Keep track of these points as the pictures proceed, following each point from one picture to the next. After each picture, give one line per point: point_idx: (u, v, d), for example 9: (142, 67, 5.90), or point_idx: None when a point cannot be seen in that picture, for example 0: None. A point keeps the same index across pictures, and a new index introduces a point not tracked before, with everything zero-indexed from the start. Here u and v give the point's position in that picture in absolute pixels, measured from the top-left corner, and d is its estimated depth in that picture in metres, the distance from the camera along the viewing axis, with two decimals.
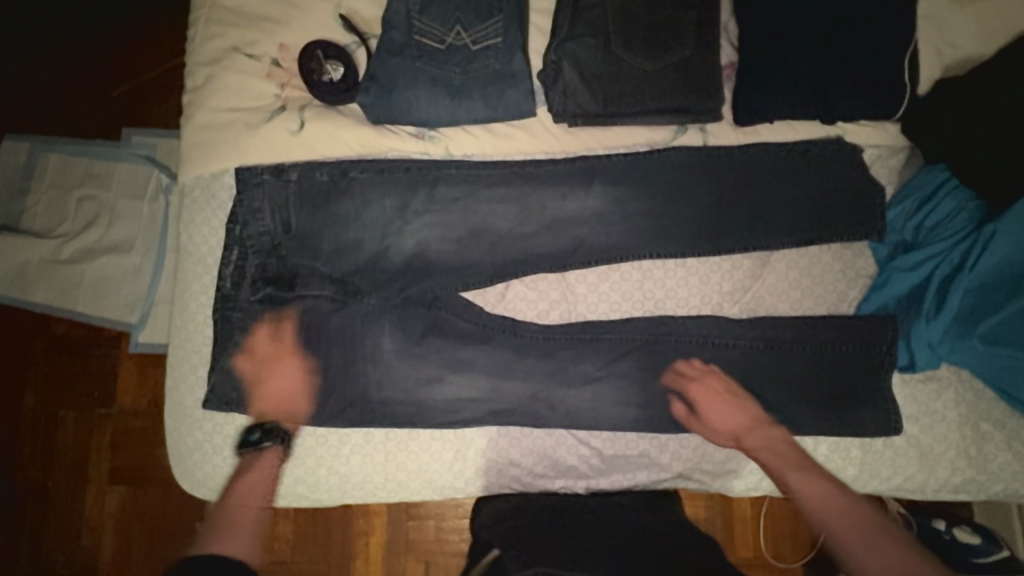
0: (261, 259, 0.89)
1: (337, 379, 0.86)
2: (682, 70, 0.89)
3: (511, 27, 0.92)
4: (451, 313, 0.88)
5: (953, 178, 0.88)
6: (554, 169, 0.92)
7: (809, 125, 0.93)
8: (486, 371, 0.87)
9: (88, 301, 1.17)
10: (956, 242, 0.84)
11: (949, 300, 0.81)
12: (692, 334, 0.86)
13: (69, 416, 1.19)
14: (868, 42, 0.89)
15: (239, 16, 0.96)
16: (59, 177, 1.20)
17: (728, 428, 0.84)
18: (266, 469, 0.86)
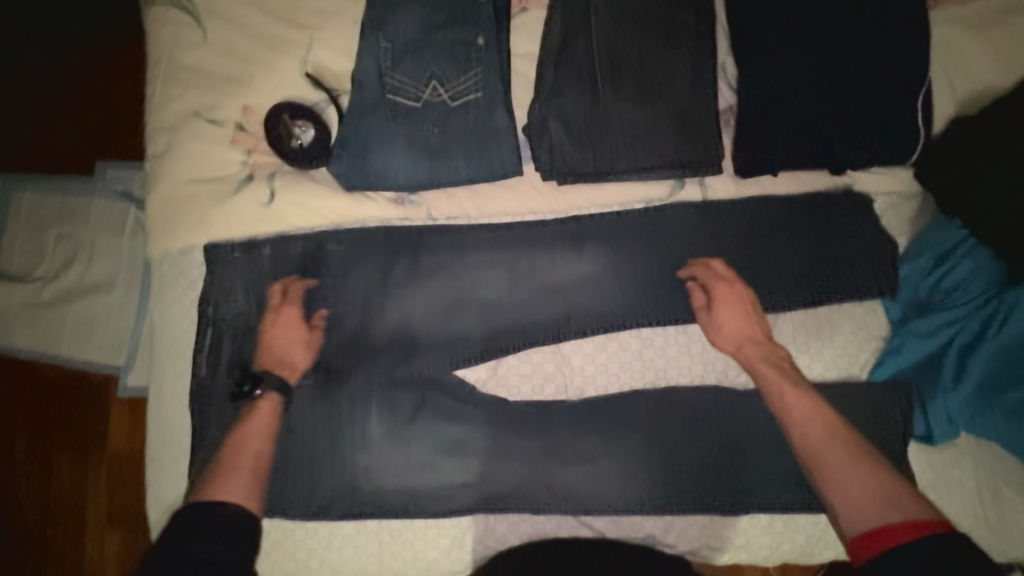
0: (238, 342, 0.85)
1: (325, 467, 0.82)
2: (677, 119, 0.83)
3: (491, 79, 0.84)
4: (441, 391, 0.84)
5: (971, 236, 0.81)
6: (546, 232, 0.87)
7: (816, 175, 0.87)
8: (479, 453, 0.83)
9: (73, 345, 1.13)
10: (975, 307, 0.79)
11: (970, 371, 0.77)
12: (694, 406, 0.83)
13: (62, 457, 1.13)
14: (875, 84, 0.83)
15: (197, 75, 0.88)
16: (35, 216, 1.15)
17: (735, 335, 0.80)
18: (264, 418, 0.76)
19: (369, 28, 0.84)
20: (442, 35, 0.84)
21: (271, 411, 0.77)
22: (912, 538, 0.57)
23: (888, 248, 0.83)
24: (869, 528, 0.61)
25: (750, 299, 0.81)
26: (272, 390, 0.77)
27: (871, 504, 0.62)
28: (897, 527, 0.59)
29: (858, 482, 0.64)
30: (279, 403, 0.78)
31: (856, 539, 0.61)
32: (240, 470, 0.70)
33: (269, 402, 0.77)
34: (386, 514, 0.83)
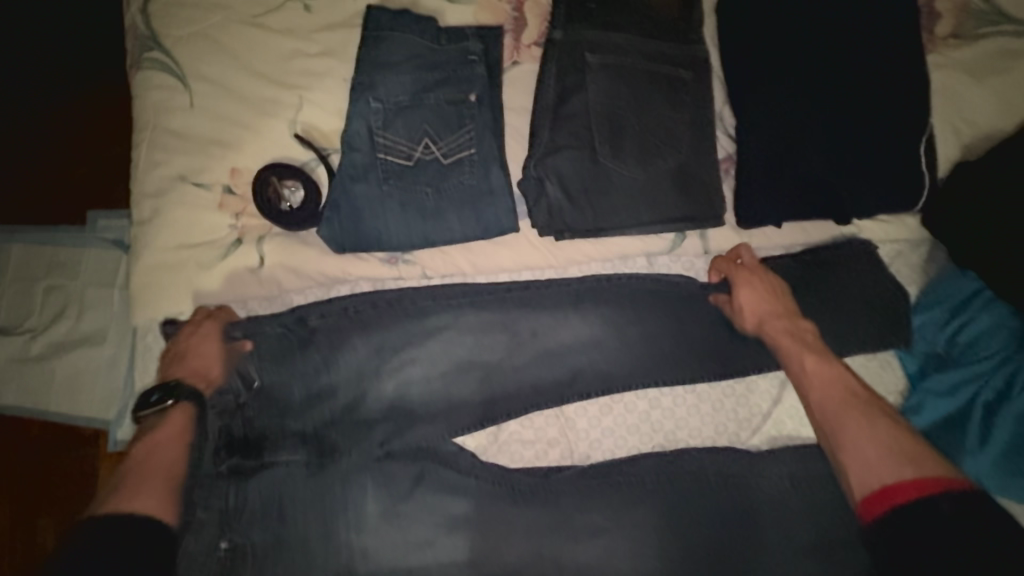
0: (223, 421, 0.78)
1: (319, 552, 0.77)
2: (677, 175, 0.80)
3: (485, 137, 0.83)
4: (441, 462, 0.79)
5: (986, 288, 0.79)
6: (542, 304, 0.82)
7: (820, 225, 0.84)
8: (480, 530, 0.78)
9: (62, 400, 1.08)
10: (997, 362, 0.76)
11: (995, 431, 0.73)
12: (708, 471, 0.78)
13: (49, 524, 1.08)
14: (874, 135, 0.82)
15: (184, 139, 0.86)
16: (23, 269, 1.13)
17: (755, 305, 0.78)
18: (179, 425, 0.74)
19: (358, 89, 0.82)
20: (434, 93, 0.82)
21: (185, 419, 0.75)
22: (924, 494, 0.59)
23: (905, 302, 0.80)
24: (881, 486, 0.62)
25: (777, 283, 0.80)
26: (185, 402, 0.75)
27: (886, 460, 0.63)
28: (910, 483, 0.60)
29: (875, 443, 0.65)
30: (194, 411, 0.76)
31: (868, 498, 0.62)
32: (155, 471, 0.70)
33: (184, 411, 0.75)
34: None
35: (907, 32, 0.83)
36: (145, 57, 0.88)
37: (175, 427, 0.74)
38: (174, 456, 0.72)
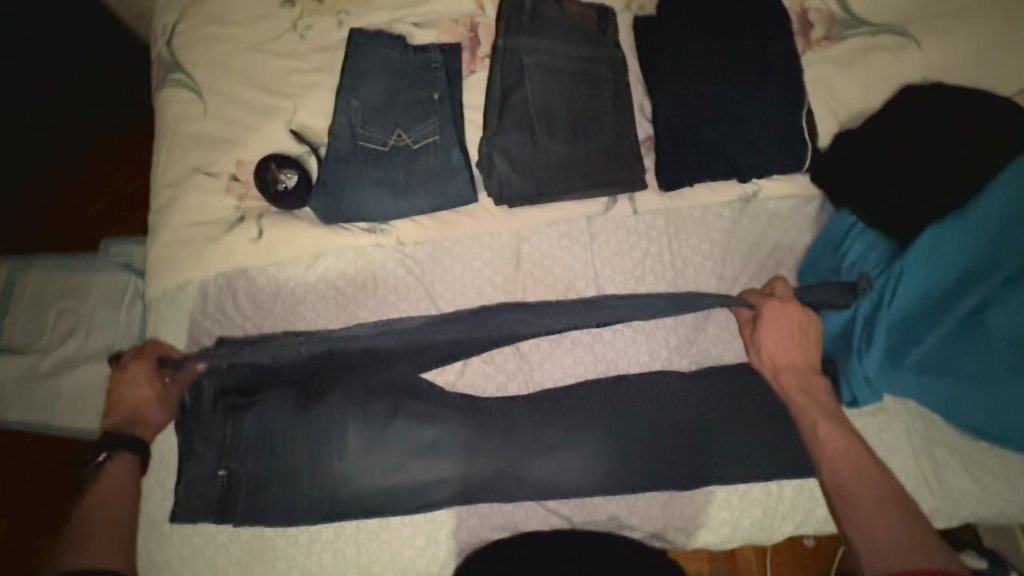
0: (218, 375, 0.88)
1: (306, 479, 0.87)
2: (603, 149, 0.98)
3: (447, 127, 1.00)
4: (408, 396, 0.89)
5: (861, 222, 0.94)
6: (467, 313, 0.89)
7: (728, 185, 1.01)
8: (448, 457, 0.87)
9: (63, 415, 1.21)
10: (871, 279, 0.88)
11: (874, 335, 0.84)
12: (645, 391, 0.89)
13: (46, 543, 1.22)
14: (771, 110, 0.98)
15: (198, 140, 1.04)
16: (36, 297, 1.30)
17: (774, 359, 0.86)
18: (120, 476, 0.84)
19: (342, 92, 1.00)
20: (404, 94, 1.01)
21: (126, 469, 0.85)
22: None
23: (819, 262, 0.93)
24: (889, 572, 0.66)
25: (809, 318, 0.85)
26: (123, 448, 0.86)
27: (898, 549, 0.67)
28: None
29: (889, 532, 0.69)
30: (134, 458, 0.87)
31: None
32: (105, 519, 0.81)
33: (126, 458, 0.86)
34: (369, 519, 0.89)
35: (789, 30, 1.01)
36: (168, 77, 1.08)
37: (120, 473, 0.84)
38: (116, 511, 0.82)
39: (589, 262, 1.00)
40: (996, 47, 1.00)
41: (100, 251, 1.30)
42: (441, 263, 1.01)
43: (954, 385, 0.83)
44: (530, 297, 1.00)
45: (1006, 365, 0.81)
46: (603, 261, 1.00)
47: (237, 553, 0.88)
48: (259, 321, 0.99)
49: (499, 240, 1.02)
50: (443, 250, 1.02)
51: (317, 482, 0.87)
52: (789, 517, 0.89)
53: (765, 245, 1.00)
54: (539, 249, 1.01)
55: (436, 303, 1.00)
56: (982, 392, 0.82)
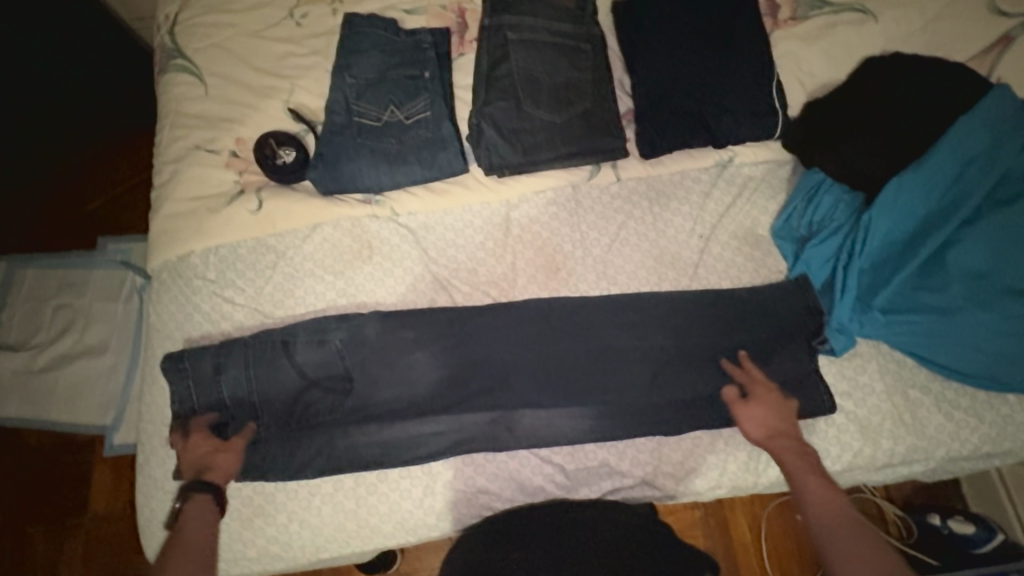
0: (244, 346, 0.91)
1: (312, 436, 0.91)
2: (586, 118, 1.04)
3: (437, 101, 1.04)
4: (402, 354, 0.93)
5: (827, 178, 1.01)
6: (441, 317, 0.96)
7: (704, 151, 1.07)
8: (439, 411, 0.92)
9: (61, 408, 1.28)
10: (841, 231, 0.98)
11: (849, 281, 0.94)
12: (622, 343, 0.95)
13: (38, 531, 1.23)
14: (745, 81, 1.04)
15: (200, 120, 1.09)
16: (35, 291, 1.35)
17: (765, 423, 0.89)
18: (202, 515, 0.82)
19: (338, 70, 1.06)
20: (396, 72, 1.06)
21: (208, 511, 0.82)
22: None
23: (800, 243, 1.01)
24: None
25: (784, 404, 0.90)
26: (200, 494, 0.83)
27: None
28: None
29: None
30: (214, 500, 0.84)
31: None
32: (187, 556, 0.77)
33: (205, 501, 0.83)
34: (369, 473, 0.92)
35: (757, 9, 1.07)
36: (170, 63, 1.12)
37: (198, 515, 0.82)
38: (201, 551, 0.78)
39: (575, 226, 1.04)
40: (947, 18, 1.08)
41: (100, 247, 1.37)
42: (434, 230, 1.05)
43: (920, 322, 0.92)
44: (519, 260, 1.03)
45: (969, 299, 0.91)
46: (589, 226, 1.04)
47: (239, 509, 0.91)
48: (256, 288, 1.02)
49: (488, 209, 1.06)
50: (435, 219, 1.05)
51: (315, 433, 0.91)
52: (771, 462, 0.95)
53: (743, 206, 1.05)
54: (527, 215, 1.05)
55: (431, 266, 1.03)
56: (948, 325, 0.92)
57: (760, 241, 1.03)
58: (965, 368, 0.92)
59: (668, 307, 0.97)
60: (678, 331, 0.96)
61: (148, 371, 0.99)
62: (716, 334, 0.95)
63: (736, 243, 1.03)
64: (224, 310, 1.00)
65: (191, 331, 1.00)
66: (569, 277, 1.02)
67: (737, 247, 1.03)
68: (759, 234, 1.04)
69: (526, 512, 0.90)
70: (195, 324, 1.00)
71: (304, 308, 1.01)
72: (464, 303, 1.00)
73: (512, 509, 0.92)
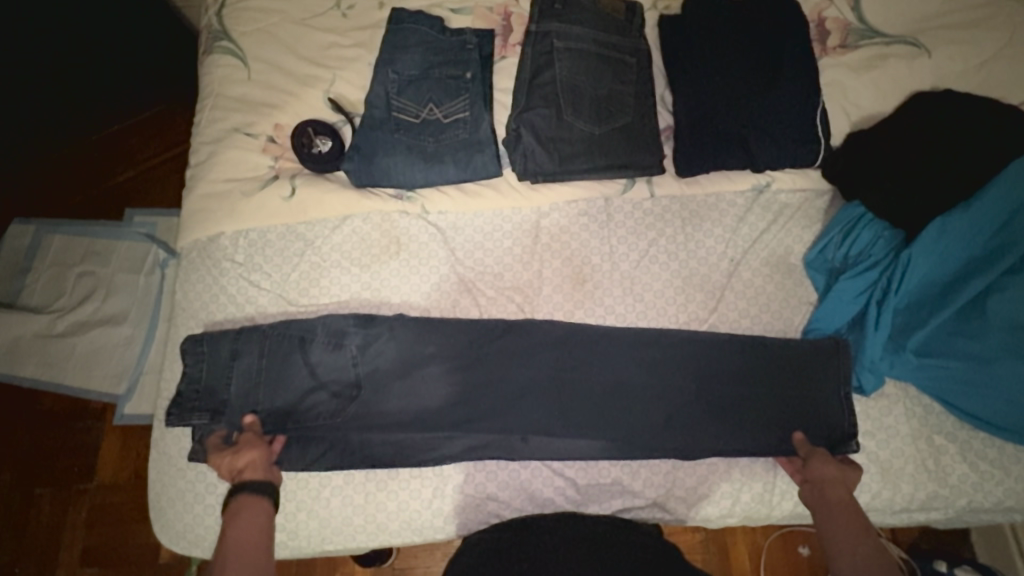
0: (264, 339, 0.92)
1: (325, 430, 0.90)
2: (625, 132, 1.03)
3: (477, 103, 1.04)
4: (419, 362, 0.94)
5: (867, 212, 1.00)
6: (458, 331, 0.95)
7: (742, 174, 1.05)
8: (448, 426, 0.92)
9: (76, 374, 1.29)
10: (879, 266, 0.96)
11: (882, 318, 0.93)
12: (642, 360, 0.95)
13: (44, 493, 1.24)
14: (789, 108, 1.02)
15: (240, 103, 1.09)
16: (60, 256, 1.36)
17: (821, 477, 0.87)
18: (256, 513, 0.82)
19: (381, 64, 1.06)
20: (438, 71, 1.06)
21: (263, 509, 0.82)
22: None
23: (833, 275, 1.00)
24: None
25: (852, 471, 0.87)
26: (254, 493, 0.83)
27: None
28: None
29: None
30: (268, 499, 0.84)
31: None
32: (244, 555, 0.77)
33: (259, 500, 0.83)
34: (381, 471, 0.92)
35: (806, 35, 1.06)
36: (215, 44, 1.13)
37: (250, 513, 0.81)
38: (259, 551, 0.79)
39: (605, 239, 1.04)
40: (1002, 59, 1.06)
41: (127, 219, 1.39)
42: (463, 232, 1.04)
43: (952, 366, 0.91)
44: (546, 269, 1.02)
45: (1004, 348, 0.90)
46: (619, 240, 1.03)
47: None
48: (283, 275, 1.02)
49: (519, 215, 1.05)
50: (465, 220, 1.05)
51: (312, 436, 0.90)
52: (786, 495, 0.94)
53: (777, 233, 1.03)
54: (557, 224, 1.05)
55: (457, 267, 1.02)
56: (976, 371, 0.91)
57: (792, 270, 1.02)
58: (990, 416, 0.91)
59: (691, 334, 0.96)
60: (699, 356, 0.95)
61: (170, 348, 1.00)
62: (739, 365, 0.95)
63: (768, 269, 1.01)
64: (249, 295, 1.01)
65: (215, 312, 1.00)
66: (595, 290, 1.01)
67: (769, 274, 1.01)
68: (791, 263, 1.02)
69: (534, 526, 0.88)
70: (219, 306, 1.00)
71: (328, 298, 1.01)
72: (489, 307, 1.00)
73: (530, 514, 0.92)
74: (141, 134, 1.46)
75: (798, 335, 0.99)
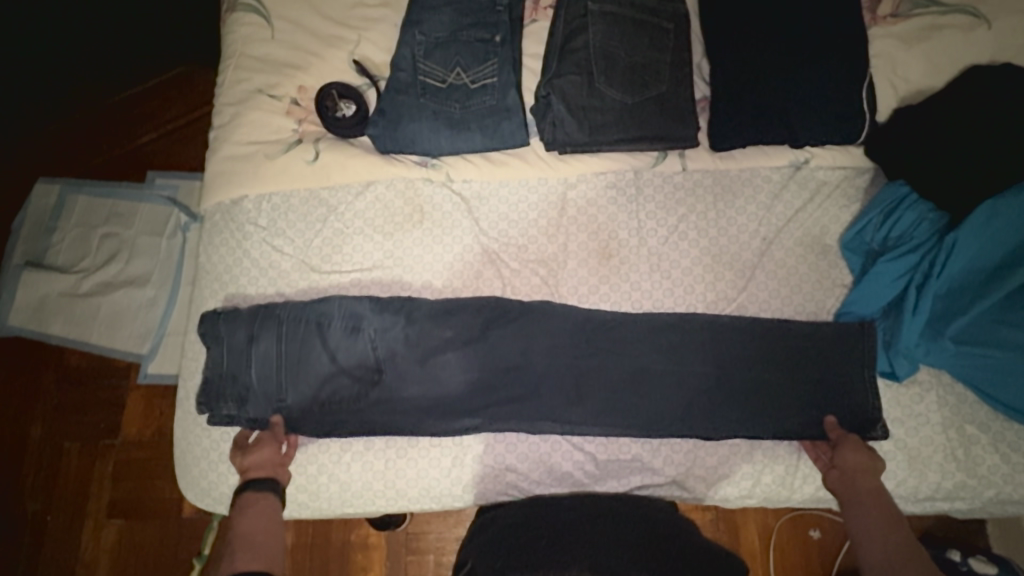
0: (281, 323, 0.91)
1: (345, 408, 0.91)
2: (659, 102, 0.99)
3: (506, 68, 1.01)
4: (438, 346, 0.93)
5: (912, 193, 0.96)
6: (479, 307, 0.94)
7: (779, 150, 1.01)
8: (466, 412, 0.92)
9: (102, 334, 1.31)
10: (923, 248, 0.93)
11: (922, 304, 0.90)
12: (668, 338, 0.94)
13: (73, 447, 1.28)
14: (835, 80, 0.97)
15: (263, 62, 1.07)
16: (84, 217, 1.37)
17: (846, 466, 0.86)
18: (262, 509, 0.85)
19: (408, 25, 1.02)
20: (467, 33, 1.02)
21: (270, 505, 0.85)
22: None
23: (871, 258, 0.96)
24: None
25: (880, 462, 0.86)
26: (257, 491, 0.86)
27: None
28: None
29: None
30: (274, 496, 0.87)
31: None
32: (251, 550, 0.81)
33: (265, 496, 0.86)
34: (401, 439, 0.93)
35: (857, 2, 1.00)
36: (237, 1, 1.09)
37: (255, 510, 0.84)
38: (265, 544, 0.82)
39: (634, 213, 1.01)
40: None
41: (149, 182, 1.39)
42: (488, 202, 1.02)
43: (991, 354, 0.88)
44: (572, 242, 1.00)
45: None
46: (648, 214, 1.01)
47: None
48: (306, 241, 1.01)
49: (545, 186, 1.03)
50: (490, 190, 1.03)
51: (335, 421, 0.91)
52: (808, 478, 0.93)
53: (814, 212, 0.99)
54: (585, 196, 1.02)
55: (481, 238, 1.01)
56: (1018, 361, 0.88)
57: (827, 251, 0.98)
58: None
59: (717, 316, 0.94)
60: (726, 337, 0.93)
61: (195, 310, 1.01)
62: (767, 347, 0.93)
63: (801, 250, 0.98)
64: (272, 259, 1.00)
65: (238, 276, 1.00)
66: (621, 266, 0.99)
67: (802, 255, 0.98)
68: (826, 244, 0.99)
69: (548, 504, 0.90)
70: (243, 270, 1.00)
71: (351, 266, 1.00)
72: (513, 279, 0.99)
73: (541, 492, 0.94)
74: (161, 94, 1.44)
75: (829, 318, 0.96)
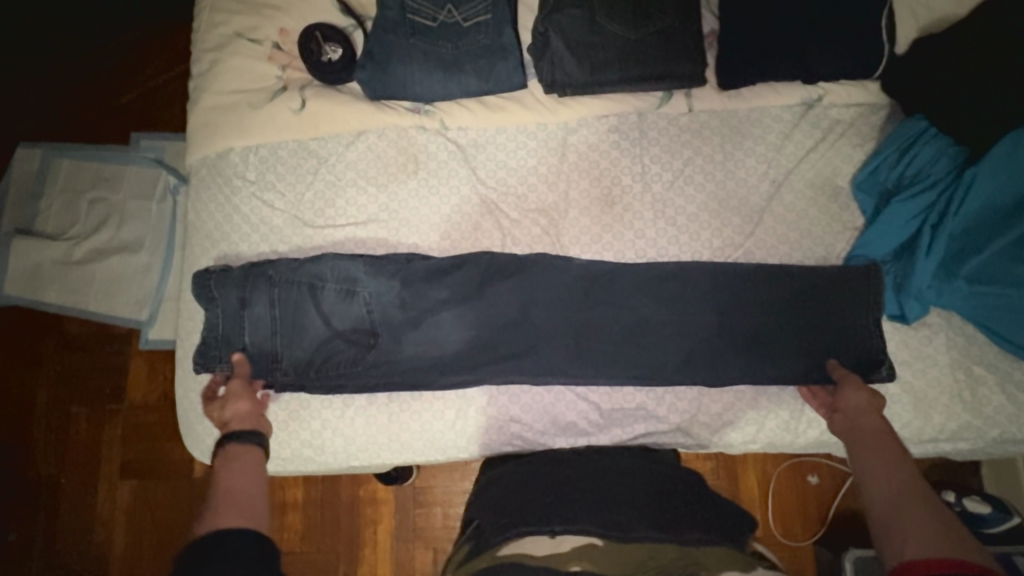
0: (273, 289, 0.89)
1: (343, 373, 0.90)
2: (664, 36, 0.92)
3: (499, 4, 0.94)
4: (438, 305, 0.92)
5: (932, 128, 0.92)
6: (477, 258, 0.92)
7: (791, 86, 0.96)
8: (466, 372, 0.91)
9: (100, 301, 1.28)
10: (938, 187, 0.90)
11: (935, 245, 0.87)
12: (673, 286, 0.92)
13: (80, 412, 1.28)
14: (852, 8, 0.91)
15: (241, 3, 1.00)
16: (70, 181, 1.32)
17: (845, 405, 0.85)
18: (248, 461, 0.80)
19: None
20: None
21: (256, 457, 0.81)
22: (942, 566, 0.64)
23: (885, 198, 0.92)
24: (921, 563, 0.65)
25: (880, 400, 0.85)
26: (245, 442, 0.82)
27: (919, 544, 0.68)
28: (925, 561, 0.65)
29: (919, 534, 0.69)
30: (260, 448, 0.83)
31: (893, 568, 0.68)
32: (235, 498, 0.74)
33: (252, 447, 0.82)
34: (407, 394, 0.93)
35: None
36: None
37: (241, 461, 0.80)
38: (255, 497, 0.76)
39: (637, 157, 0.97)
40: None
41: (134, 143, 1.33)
42: (485, 149, 0.98)
43: (1005, 294, 0.87)
44: (573, 189, 0.96)
45: None
46: (652, 158, 0.96)
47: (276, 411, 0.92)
48: (297, 194, 0.97)
49: (544, 132, 0.98)
50: (487, 137, 0.98)
51: (333, 383, 0.90)
52: (813, 423, 0.93)
53: (824, 153, 0.95)
54: (586, 141, 0.97)
55: (478, 188, 0.97)
56: None
57: (838, 193, 0.95)
58: None
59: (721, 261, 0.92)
60: (733, 284, 0.91)
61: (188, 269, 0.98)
62: (774, 293, 0.91)
63: (811, 192, 0.95)
64: (263, 215, 0.97)
65: (229, 232, 0.96)
66: (624, 213, 0.95)
67: (812, 197, 0.95)
68: (837, 184, 0.95)
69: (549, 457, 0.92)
70: (233, 225, 0.96)
71: (345, 220, 0.97)
72: (513, 229, 0.95)
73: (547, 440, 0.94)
74: (142, 47, 1.37)
75: (838, 262, 0.93)
